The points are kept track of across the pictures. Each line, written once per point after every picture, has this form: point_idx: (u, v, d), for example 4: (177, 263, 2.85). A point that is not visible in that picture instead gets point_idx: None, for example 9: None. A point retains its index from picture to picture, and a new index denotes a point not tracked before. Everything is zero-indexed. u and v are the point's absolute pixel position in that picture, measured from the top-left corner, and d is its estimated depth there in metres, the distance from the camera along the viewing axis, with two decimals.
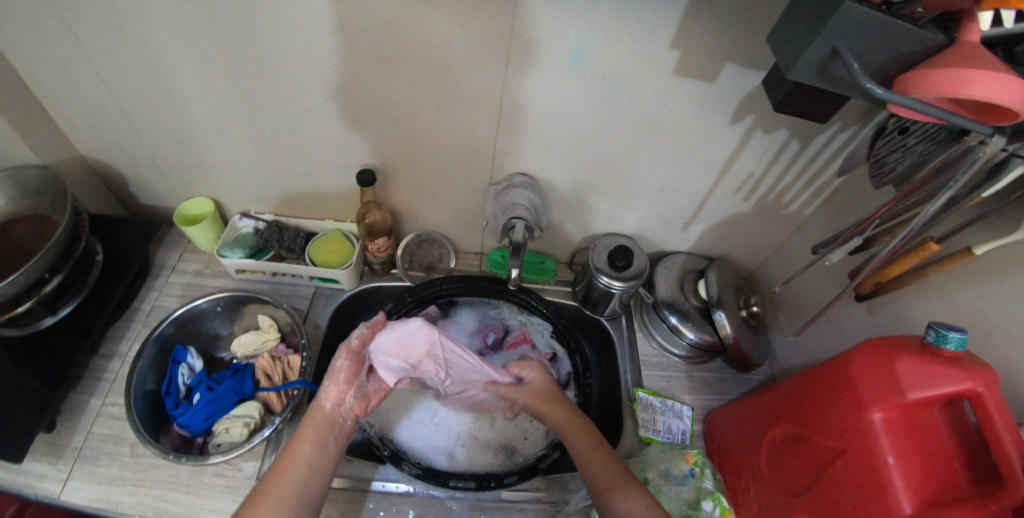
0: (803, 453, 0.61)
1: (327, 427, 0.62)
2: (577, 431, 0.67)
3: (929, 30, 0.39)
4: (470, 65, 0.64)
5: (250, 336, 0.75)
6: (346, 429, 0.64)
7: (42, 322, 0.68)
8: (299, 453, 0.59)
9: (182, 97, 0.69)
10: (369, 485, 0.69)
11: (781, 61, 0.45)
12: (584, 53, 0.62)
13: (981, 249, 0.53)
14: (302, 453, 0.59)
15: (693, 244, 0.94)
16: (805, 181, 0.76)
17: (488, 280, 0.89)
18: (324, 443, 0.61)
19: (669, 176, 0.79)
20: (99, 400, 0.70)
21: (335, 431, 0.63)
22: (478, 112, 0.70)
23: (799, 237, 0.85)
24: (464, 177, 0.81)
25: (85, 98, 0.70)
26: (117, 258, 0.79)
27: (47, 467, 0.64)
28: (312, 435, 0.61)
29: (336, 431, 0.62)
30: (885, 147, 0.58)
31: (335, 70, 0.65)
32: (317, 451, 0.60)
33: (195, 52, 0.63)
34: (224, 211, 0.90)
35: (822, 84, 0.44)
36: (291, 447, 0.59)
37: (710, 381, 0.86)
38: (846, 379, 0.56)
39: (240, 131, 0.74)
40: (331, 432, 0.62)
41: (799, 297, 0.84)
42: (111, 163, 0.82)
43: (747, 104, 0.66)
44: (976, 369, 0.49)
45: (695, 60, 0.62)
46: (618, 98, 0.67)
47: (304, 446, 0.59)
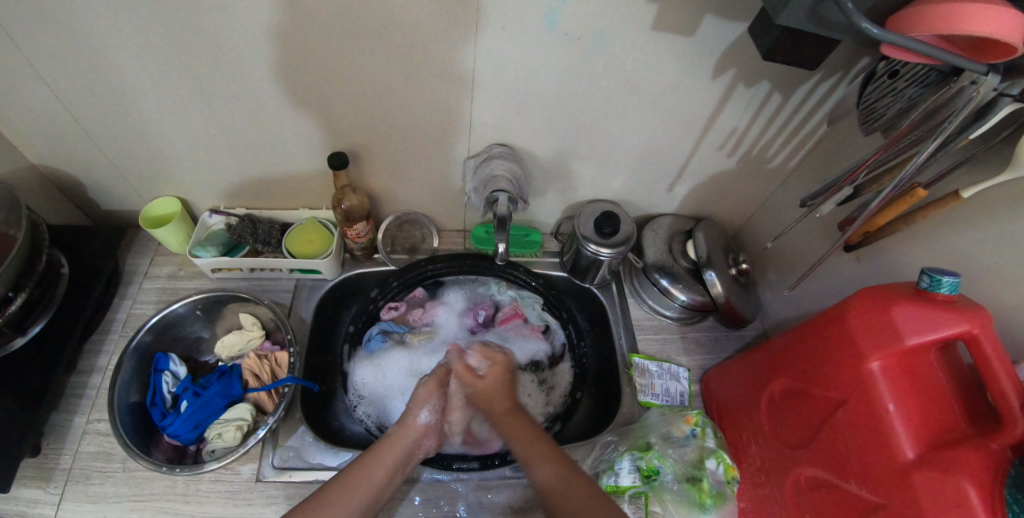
0: (801, 406, 0.61)
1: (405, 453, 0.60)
2: (517, 429, 0.60)
3: None
4: (437, 34, 0.60)
5: (232, 337, 0.73)
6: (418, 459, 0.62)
7: (12, 343, 0.64)
8: (375, 473, 0.56)
9: (127, 91, 0.64)
10: None
11: (769, 6, 0.42)
12: (557, 12, 0.58)
13: (967, 193, 0.53)
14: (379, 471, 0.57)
15: (678, 206, 0.93)
16: (789, 133, 0.75)
17: (473, 259, 0.87)
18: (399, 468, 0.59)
19: (652, 138, 0.77)
20: (82, 419, 0.67)
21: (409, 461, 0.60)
22: (449, 84, 0.66)
23: (785, 190, 0.84)
24: (441, 154, 0.78)
25: (19, 100, 0.64)
26: (82, 269, 0.75)
27: (38, 492, 0.62)
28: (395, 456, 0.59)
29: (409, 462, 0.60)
30: (874, 92, 0.56)
31: (291, 49, 0.60)
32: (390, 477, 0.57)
33: (134, 40, 0.58)
34: (191, 209, 0.85)
35: (811, 28, 0.41)
36: (371, 460, 0.58)
37: (704, 341, 0.87)
38: (843, 330, 0.56)
39: (196, 122, 0.69)
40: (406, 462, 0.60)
41: (787, 250, 0.84)
42: (60, 167, 0.76)
43: (728, 56, 0.64)
44: (971, 310, 0.49)
45: (674, 13, 0.58)
46: (596, 58, 0.64)
47: (384, 463, 0.58)
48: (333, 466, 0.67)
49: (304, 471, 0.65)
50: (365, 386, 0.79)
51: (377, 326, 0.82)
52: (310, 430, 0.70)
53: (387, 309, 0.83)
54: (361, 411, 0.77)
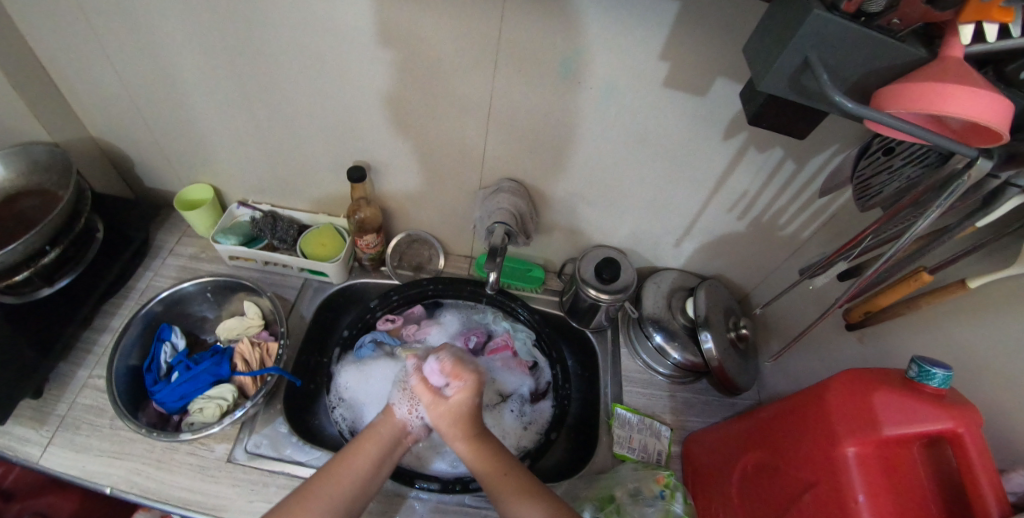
0: (773, 484, 0.58)
1: (388, 443, 0.63)
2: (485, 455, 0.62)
3: (911, 43, 0.37)
4: (460, 68, 0.65)
5: (234, 320, 0.77)
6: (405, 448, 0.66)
7: (39, 292, 0.71)
8: (355, 464, 0.60)
9: (185, 86, 0.73)
10: None
11: (755, 73, 0.43)
12: (572, 60, 0.62)
13: (975, 283, 0.51)
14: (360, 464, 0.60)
15: (686, 262, 0.92)
16: (801, 204, 0.74)
17: (471, 286, 0.90)
18: (384, 457, 0.62)
19: (660, 190, 0.78)
20: (85, 372, 0.72)
21: (395, 449, 0.64)
22: (468, 116, 0.71)
23: (795, 260, 0.82)
24: (455, 179, 0.82)
25: (97, 82, 0.74)
26: (117, 236, 0.82)
27: (31, 432, 0.66)
28: (376, 448, 0.62)
29: (395, 450, 0.64)
30: (868, 167, 0.55)
31: (330, 67, 0.67)
32: (372, 469, 0.60)
33: (197, 43, 0.66)
34: (223, 199, 0.93)
35: (795, 96, 0.42)
36: (352, 453, 0.61)
37: (693, 403, 0.84)
38: (821, 409, 0.54)
39: (239, 121, 0.77)
40: (391, 450, 0.63)
41: (791, 324, 0.81)
42: (120, 145, 0.86)
43: (738, 120, 0.65)
44: (957, 408, 0.46)
45: (684, 73, 0.61)
46: (608, 107, 0.67)
47: (365, 455, 0.61)
48: (302, 461, 0.67)
49: (272, 461, 0.66)
50: (347, 390, 0.81)
51: (370, 334, 0.84)
52: (286, 422, 0.72)
53: (383, 321, 0.86)
54: (339, 413, 0.79)
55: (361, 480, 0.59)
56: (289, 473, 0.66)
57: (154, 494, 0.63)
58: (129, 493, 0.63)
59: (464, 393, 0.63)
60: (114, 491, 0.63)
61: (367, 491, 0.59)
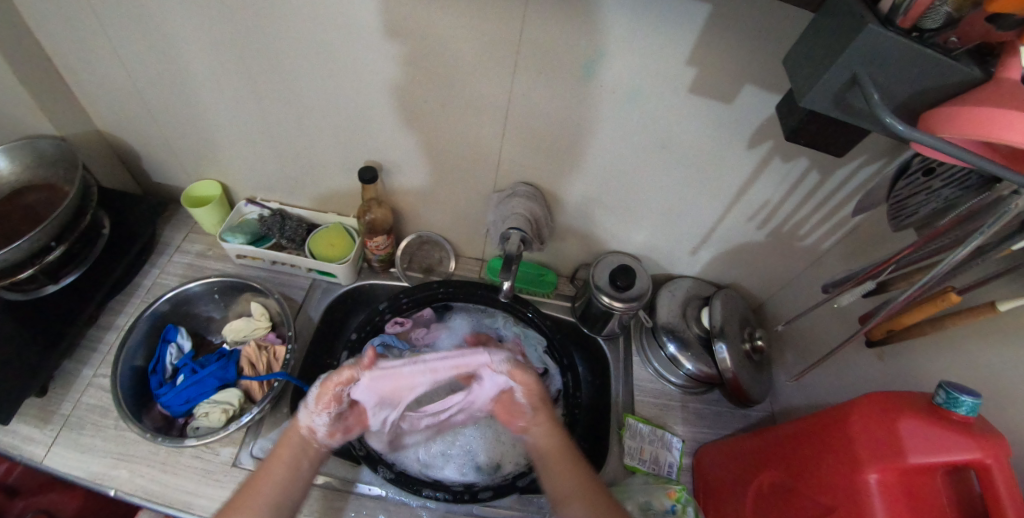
0: (791, 506, 0.56)
1: (301, 448, 0.58)
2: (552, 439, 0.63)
3: (966, 63, 0.34)
4: (479, 69, 0.63)
5: (240, 321, 0.76)
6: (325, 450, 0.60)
7: (44, 290, 0.70)
8: (273, 472, 0.56)
9: (192, 80, 0.71)
10: (353, 487, 0.67)
11: (796, 87, 0.41)
12: (596, 63, 0.60)
13: (1006, 306, 0.49)
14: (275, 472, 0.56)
15: (701, 270, 0.91)
16: (823, 215, 0.72)
17: (484, 289, 0.88)
18: (300, 463, 0.58)
19: (680, 197, 0.76)
20: (90, 371, 0.71)
21: (311, 453, 0.59)
22: (485, 117, 0.69)
23: (814, 271, 0.80)
24: (469, 181, 0.80)
25: (106, 76, 0.72)
26: (123, 232, 0.81)
27: (35, 431, 0.65)
28: (289, 452, 0.58)
29: (312, 453, 0.59)
30: (906, 188, 0.54)
31: (344, 64, 0.65)
32: (289, 473, 0.57)
33: (207, 36, 0.64)
34: (231, 196, 0.91)
35: (838, 114, 0.40)
36: (263, 466, 0.57)
37: (705, 414, 0.83)
38: (844, 432, 0.53)
39: (248, 116, 0.75)
40: (306, 455, 0.58)
41: (809, 337, 0.80)
42: (128, 139, 0.84)
43: (765, 129, 0.63)
44: (987, 438, 0.45)
45: (711, 80, 0.59)
46: (629, 112, 0.65)
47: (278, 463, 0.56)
48: (307, 467, 0.66)
49: None
50: None
51: (379, 337, 0.82)
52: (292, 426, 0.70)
53: (392, 324, 0.85)
54: None
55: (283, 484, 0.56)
56: None
57: (158, 497, 0.62)
58: (133, 496, 0.62)
59: (524, 378, 0.63)
60: (118, 493, 0.62)
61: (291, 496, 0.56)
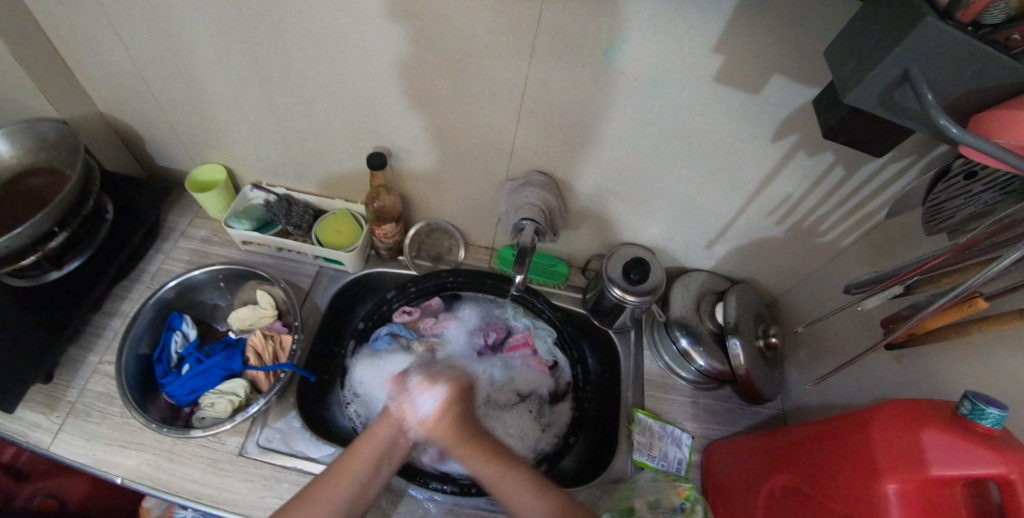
0: (805, 510, 0.56)
1: (386, 446, 0.58)
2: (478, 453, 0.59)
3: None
4: (493, 54, 0.60)
5: (246, 310, 0.75)
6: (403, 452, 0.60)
7: (47, 276, 0.70)
8: (355, 468, 0.56)
9: (194, 60, 0.68)
10: None
11: (839, 82, 0.38)
12: (617, 49, 0.57)
13: None
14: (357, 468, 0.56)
15: (715, 264, 0.89)
16: (846, 212, 0.70)
17: (492, 279, 0.87)
18: (381, 460, 0.58)
19: (697, 189, 0.74)
20: (95, 357, 0.71)
21: (392, 453, 0.59)
22: (498, 103, 0.66)
23: (831, 268, 0.78)
24: (480, 169, 0.78)
25: (105, 56, 0.70)
26: (127, 217, 0.80)
27: (41, 417, 0.65)
28: (374, 451, 0.58)
29: (393, 454, 0.59)
30: (946, 190, 0.51)
31: (351, 46, 0.62)
32: (370, 472, 0.56)
33: (208, 14, 0.61)
34: (236, 180, 0.89)
35: (883, 112, 0.37)
36: (347, 459, 0.56)
37: (715, 410, 0.82)
38: (863, 440, 0.51)
39: (252, 99, 0.72)
40: (388, 454, 0.58)
41: (824, 335, 0.78)
42: (129, 121, 0.82)
43: (792, 122, 0.60)
44: (1012, 452, 0.43)
45: (739, 69, 0.56)
46: (650, 101, 0.62)
47: (360, 458, 0.56)
48: (315, 458, 0.66)
49: (285, 456, 0.65)
50: (362, 385, 0.79)
51: (386, 327, 0.81)
52: (299, 416, 0.70)
53: (400, 313, 0.83)
54: (352, 409, 0.77)
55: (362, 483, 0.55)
56: (302, 469, 0.64)
57: (165, 486, 0.62)
58: (140, 484, 0.62)
59: (450, 404, 0.60)
60: (125, 481, 0.62)
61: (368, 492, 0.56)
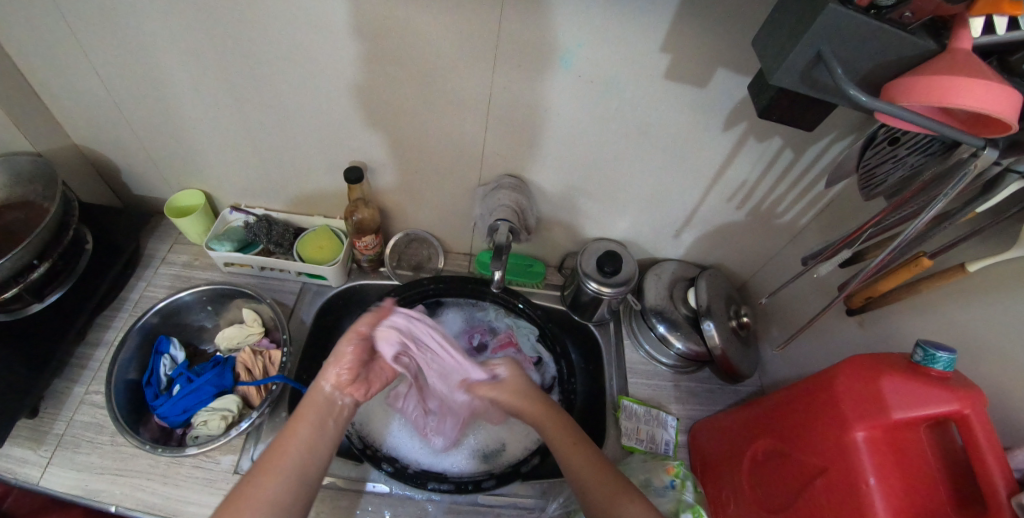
0: (784, 471, 0.59)
1: (328, 405, 0.57)
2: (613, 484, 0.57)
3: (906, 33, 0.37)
4: (458, 65, 0.63)
5: (233, 329, 0.76)
6: (346, 411, 0.58)
7: (29, 309, 0.69)
8: (303, 430, 0.54)
9: (168, 88, 0.70)
10: (363, 485, 0.68)
11: (765, 65, 0.44)
12: (573, 54, 0.61)
13: (974, 266, 0.50)
14: (306, 430, 0.54)
15: (685, 252, 0.93)
16: (799, 192, 0.74)
17: (473, 282, 0.89)
18: (325, 422, 0.56)
19: (660, 182, 0.78)
20: (82, 388, 0.71)
21: (335, 414, 0.57)
22: (465, 112, 0.70)
23: (793, 247, 0.82)
24: (453, 176, 0.80)
25: (80, 90, 0.71)
26: (106, 247, 0.80)
27: (28, 452, 0.64)
28: (317, 413, 0.56)
29: (336, 415, 0.57)
30: (875, 156, 0.56)
31: (321, 64, 0.65)
32: (318, 433, 0.55)
33: (182, 43, 0.63)
34: (214, 204, 0.91)
35: (805, 89, 0.43)
36: (294, 423, 0.54)
37: (697, 392, 0.85)
38: (830, 395, 0.54)
39: (228, 122, 0.74)
40: (331, 415, 0.57)
41: (790, 311, 0.82)
42: (104, 153, 0.83)
43: (739, 112, 0.65)
44: (963, 389, 0.46)
45: (685, 66, 0.60)
46: (608, 101, 0.66)
47: (306, 422, 0.55)
48: None
49: None
50: None
51: None
52: None
53: None
54: None
55: (314, 442, 0.54)
56: None
57: (161, 510, 0.61)
58: (135, 511, 0.61)
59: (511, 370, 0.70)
60: (120, 509, 0.62)
61: (318, 458, 0.54)
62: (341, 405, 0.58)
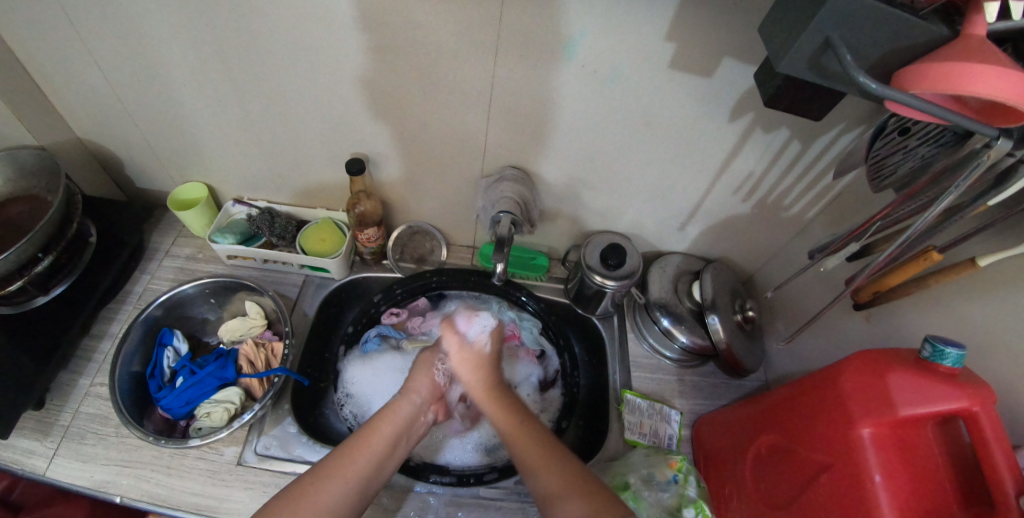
0: (788, 466, 0.58)
1: (405, 424, 0.63)
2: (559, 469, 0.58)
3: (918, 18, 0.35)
4: (460, 56, 0.63)
5: (236, 322, 0.76)
6: (417, 435, 0.65)
7: (34, 302, 0.70)
8: (374, 441, 0.59)
9: (169, 81, 0.70)
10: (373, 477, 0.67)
11: (772, 53, 0.43)
12: (576, 44, 0.60)
13: (984, 261, 0.49)
14: (379, 441, 0.60)
15: (690, 245, 0.92)
16: (806, 184, 0.73)
17: (476, 274, 0.88)
18: (398, 441, 0.61)
19: (665, 174, 0.77)
20: (87, 380, 0.71)
21: (408, 436, 0.63)
22: (467, 103, 0.69)
23: (799, 240, 0.81)
24: (456, 168, 0.80)
25: (82, 83, 0.71)
26: (110, 240, 0.81)
27: (35, 443, 0.65)
28: (392, 427, 0.62)
29: (408, 436, 0.63)
30: (885, 147, 0.55)
31: (321, 56, 0.64)
32: (388, 448, 0.60)
33: (181, 35, 0.63)
34: (218, 197, 0.91)
35: (813, 77, 0.42)
36: (370, 431, 0.60)
37: (701, 386, 0.84)
38: (836, 391, 0.53)
39: (229, 115, 0.74)
40: (405, 436, 0.62)
41: (796, 305, 0.81)
42: (107, 146, 0.83)
43: (745, 102, 0.64)
44: (973, 386, 0.45)
45: (690, 55, 0.59)
46: (611, 91, 0.65)
47: (380, 434, 0.60)
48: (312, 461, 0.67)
49: (283, 462, 0.66)
50: (353, 384, 0.80)
51: (375, 328, 0.83)
52: (295, 422, 0.71)
53: (388, 315, 0.84)
54: (347, 411, 0.78)
55: (383, 455, 0.59)
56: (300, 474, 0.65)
57: (165, 500, 0.62)
58: (140, 501, 0.62)
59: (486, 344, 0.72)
60: (125, 500, 0.62)
61: (382, 472, 0.58)
62: (415, 426, 0.65)
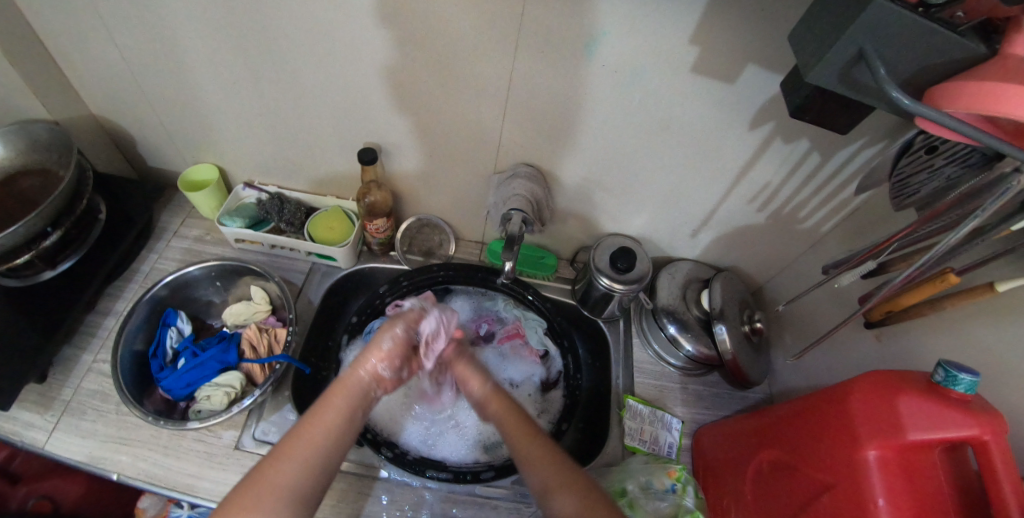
0: (790, 482, 0.58)
1: (360, 393, 0.57)
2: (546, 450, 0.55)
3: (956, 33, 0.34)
4: (479, 49, 0.62)
5: (240, 306, 0.76)
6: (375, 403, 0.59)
7: (41, 276, 0.70)
8: (328, 415, 0.54)
9: (185, 61, 0.69)
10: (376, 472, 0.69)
11: (801, 62, 0.42)
12: (597, 43, 0.59)
13: (1004, 286, 0.48)
14: (334, 414, 0.54)
15: (701, 253, 0.91)
16: (824, 197, 0.72)
17: (483, 270, 0.88)
18: (354, 413, 0.56)
19: (680, 179, 0.76)
20: (90, 356, 0.71)
21: (365, 405, 0.57)
22: (483, 98, 0.68)
23: (813, 253, 0.80)
24: (468, 163, 0.79)
25: (97, 59, 0.71)
26: (119, 217, 0.80)
27: (35, 416, 0.65)
28: (346, 398, 0.56)
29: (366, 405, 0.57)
30: (909, 165, 0.54)
31: (339, 42, 0.63)
32: (345, 422, 0.54)
33: (200, 16, 0.62)
34: (228, 179, 0.90)
35: (842, 89, 0.41)
36: (322, 406, 0.54)
37: (704, 395, 0.84)
38: (843, 410, 0.52)
39: (244, 98, 0.74)
40: (361, 405, 0.57)
41: (806, 320, 0.80)
42: (120, 123, 0.83)
43: (767, 111, 0.63)
44: (985, 414, 0.44)
45: (714, 60, 0.58)
46: (631, 92, 0.64)
47: (333, 407, 0.54)
48: None
49: None
50: None
51: (378, 319, 0.81)
52: (294, 409, 0.71)
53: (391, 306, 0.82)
54: None
55: (340, 430, 0.53)
56: None
57: (161, 480, 0.62)
58: (136, 480, 0.62)
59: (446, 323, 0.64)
60: (121, 477, 0.62)
61: (342, 442, 0.53)
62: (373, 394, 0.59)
